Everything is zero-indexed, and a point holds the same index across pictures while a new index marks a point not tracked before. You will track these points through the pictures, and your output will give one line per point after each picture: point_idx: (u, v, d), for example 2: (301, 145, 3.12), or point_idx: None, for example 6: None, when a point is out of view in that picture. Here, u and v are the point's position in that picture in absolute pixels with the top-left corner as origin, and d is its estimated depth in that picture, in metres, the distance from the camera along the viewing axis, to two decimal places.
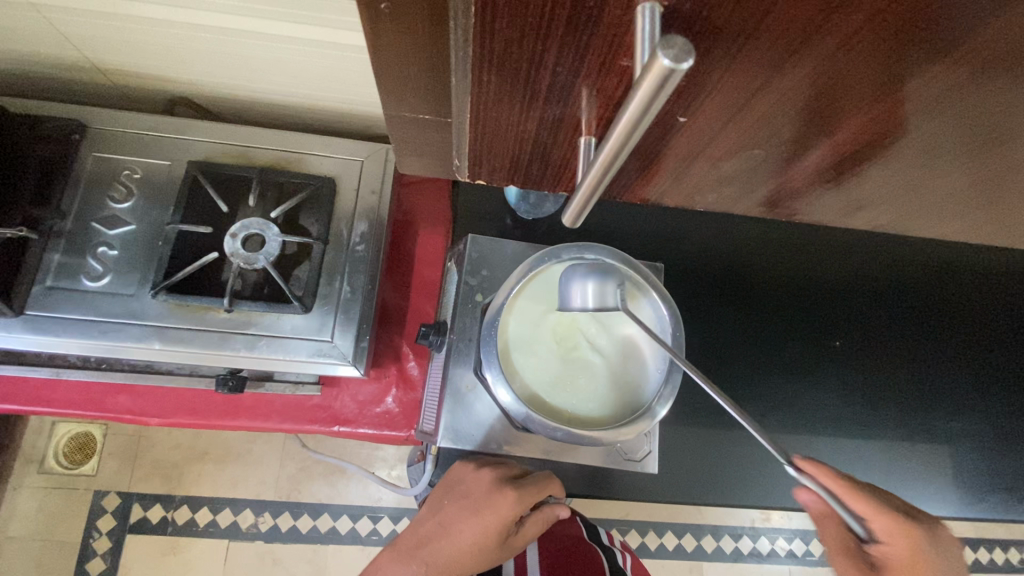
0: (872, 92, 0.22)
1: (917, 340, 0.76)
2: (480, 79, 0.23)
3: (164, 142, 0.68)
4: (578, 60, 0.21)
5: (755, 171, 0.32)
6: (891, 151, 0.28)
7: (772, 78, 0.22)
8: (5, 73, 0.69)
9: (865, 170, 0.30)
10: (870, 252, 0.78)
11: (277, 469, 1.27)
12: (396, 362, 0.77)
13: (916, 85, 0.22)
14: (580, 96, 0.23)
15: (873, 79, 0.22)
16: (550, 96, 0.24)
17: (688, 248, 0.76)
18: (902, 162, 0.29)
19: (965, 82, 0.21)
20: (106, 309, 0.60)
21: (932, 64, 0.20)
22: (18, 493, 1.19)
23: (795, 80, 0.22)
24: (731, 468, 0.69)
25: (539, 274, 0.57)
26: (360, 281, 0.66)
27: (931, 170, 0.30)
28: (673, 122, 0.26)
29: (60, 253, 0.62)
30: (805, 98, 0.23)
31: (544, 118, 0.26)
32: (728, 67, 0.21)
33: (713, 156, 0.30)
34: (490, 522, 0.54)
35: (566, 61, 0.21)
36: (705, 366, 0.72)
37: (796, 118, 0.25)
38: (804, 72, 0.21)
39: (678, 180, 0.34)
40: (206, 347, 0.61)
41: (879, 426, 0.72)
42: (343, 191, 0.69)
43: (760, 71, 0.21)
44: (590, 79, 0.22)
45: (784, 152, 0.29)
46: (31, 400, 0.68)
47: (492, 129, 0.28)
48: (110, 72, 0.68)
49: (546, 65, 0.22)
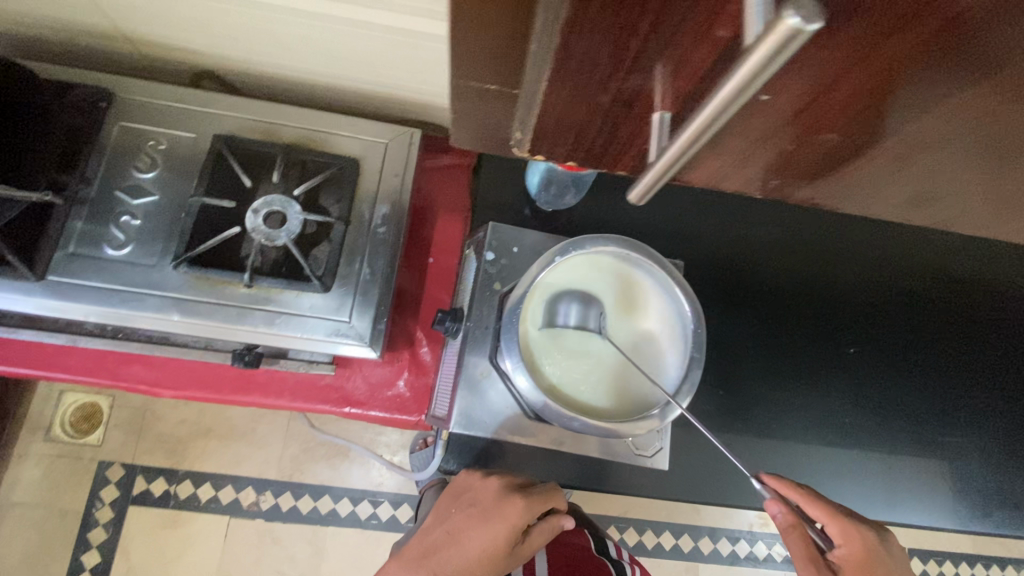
0: (961, 79, 0.22)
1: (933, 354, 0.75)
2: (564, 50, 0.22)
3: (190, 115, 0.67)
4: (670, 30, 0.20)
5: (812, 156, 0.32)
6: (951, 144, 0.28)
7: (861, 60, 0.22)
8: (35, 39, 0.69)
9: (917, 159, 0.30)
10: (888, 261, 0.78)
11: (280, 450, 1.28)
12: (409, 347, 0.77)
13: (1002, 77, 0.22)
14: (662, 68, 0.22)
15: (972, 62, 0.21)
16: (630, 67, 0.23)
17: (705, 247, 0.76)
18: (961, 156, 0.29)
19: None
20: (128, 278, 0.61)
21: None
22: (24, 460, 1.20)
23: (882, 64, 0.22)
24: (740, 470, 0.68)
25: (562, 264, 0.56)
26: (380, 264, 0.66)
27: (977, 169, 0.30)
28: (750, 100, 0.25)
29: (83, 220, 0.62)
30: (892, 82, 0.23)
31: (619, 93, 0.25)
32: (822, 48, 0.21)
33: (778, 137, 0.30)
34: (500, 530, 0.54)
35: (660, 32, 0.20)
36: (719, 365, 0.72)
37: (879, 101, 0.25)
38: (893, 55, 0.21)
39: (732, 160, 0.34)
40: (225, 321, 0.61)
41: (889, 437, 0.72)
42: (367, 173, 0.69)
43: (849, 51, 0.21)
44: (678, 49, 0.21)
45: (850, 137, 0.29)
46: (47, 365, 0.69)
47: (561, 104, 0.27)
48: (139, 43, 0.68)
49: (635, 34, 0.21)
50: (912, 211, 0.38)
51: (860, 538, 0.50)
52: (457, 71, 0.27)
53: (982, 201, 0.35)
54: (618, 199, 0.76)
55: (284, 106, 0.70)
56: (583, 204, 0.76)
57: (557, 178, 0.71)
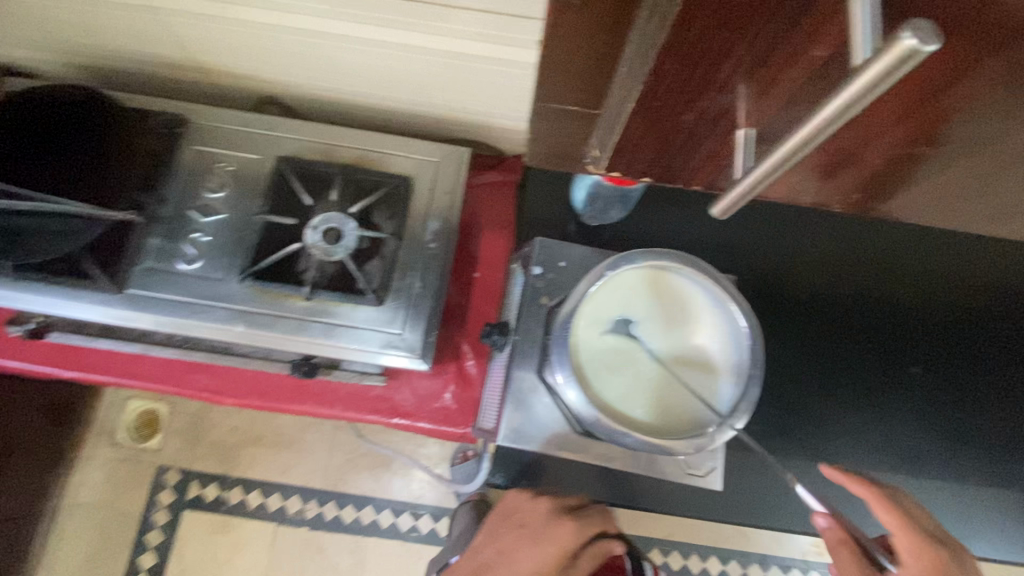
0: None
1: (1009, 374, 0.71)
2: (667, 66, 0.27)
3: (255, 138, 0.72)
4: (768, 46, 0.25)
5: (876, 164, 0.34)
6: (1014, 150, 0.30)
7: (932, 71, 0.25)
8: (121, 71, 0.76)
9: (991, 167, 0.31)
10: (955, 275, 0.75)
11: (325, 459, 1.31)
12: (455, 360, 0.78)
13: None
14: (745, 84, 0.28)
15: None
16: (721, 83, 0.28)
17: (754, 261, 0.74)
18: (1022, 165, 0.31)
19: None
20: (198, 291, 0.65)
21: None
22: (90, 463, 1.27)
23: (952, 76, 0.25)
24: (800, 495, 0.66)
25: (614, 277, 0.56)
26: (431, 278, 0.67)
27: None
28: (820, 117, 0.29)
29: (159, 237, 0.67)
30: (966, 87, 0.26)
31: (706, 111, 0.30)
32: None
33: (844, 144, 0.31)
34: (547, 552, 0.54)
35: (755, 51, 0.26)
36: (773, 383, 0.70)
37: (950, 106, 0.27)
38: (963, 66, 0.24)
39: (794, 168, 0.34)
40: (285, 332, 0.64)
41: (964, 464, 0.68)
42: (419, 191, 0.71)
43: (924, 66, 0.25)
44: (768, 65, 0.26)
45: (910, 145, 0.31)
46: (122, 373, 0.74)
47: (653, 121, 0.32)
48: (213, 72, 0.74)
49: (735, 53, 0.26)
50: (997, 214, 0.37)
51: (929, 558, 0.47)
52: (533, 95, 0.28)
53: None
54: (664, 214, 0.76)
55: (342, 128, 0.74)
56: (629, 218, 0.76)
57: (603, 194, 0.71)
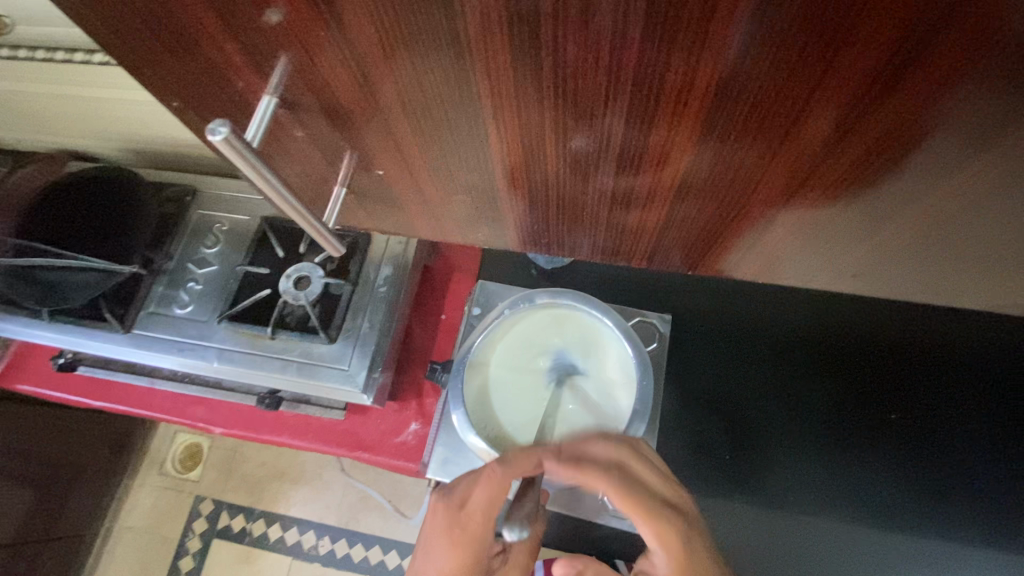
0: (909, 126, 0.27)
1: (1006, 434, 0.65)
2: (534, 87, 0.31)
3: (248, 202, 0.85)
4: (640, 79, 0.28)
5: (754, 201, 0.36)
6: (875, 196, 0.32)
7: (838, 117, 0.28)
8: (158, 153, 0.93)
9: (846, 208, 0.34)
10: (930, 314, 0.71)
11: (339, 497, 1.38)
12: (417, 398, 0.83)
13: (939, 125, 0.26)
14: (622, 110, 0.31)
15: (916, 120, 0.26)
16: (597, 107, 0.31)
17: (702, 303, 0.75)
18: (881, 215, 0.34)
19: (985, 133, 0.26)
20: (186, 332, 0.76)
21: (946, 116, 0.26)
22: (141, 489, 1.43)
23: (817, 121, 0.28)
24: (763, 550, 0.64)
25: (516, 316, 0.60)
26: (379, 318, 0.74)
27: (882, 230, 0.35)
28: (694, 144, 0.32)
29: (162, 285, 0.79)
30: (836, 129, 0.28)
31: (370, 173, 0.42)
32: (779, 100, 0.28)
33: (724, 172, 0.34)
34: None
35: (638, 86, 0.29)
36: (719, 426, 0.69)
37: (823, 144, 0.30)
38: (831, 110, 0.27)
39: (667, 195, 0.38)
40: (251, 366, 0.73)
41: (948, 521, 0.63)
42: (377, 241, 0.79)
43: (791, 103, 0.27)
44: (641, 92, 0.29)
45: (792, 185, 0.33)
46: (136, 403, 0.86)
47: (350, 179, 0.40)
48: (222, 149, 0.89)
49: (614, 86, 0.29)
50: (911, 278, 0.39)
51: None
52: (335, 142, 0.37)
53: (959, 268, 0.37)
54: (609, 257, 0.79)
55: None
56: (576, 261, 0.79)
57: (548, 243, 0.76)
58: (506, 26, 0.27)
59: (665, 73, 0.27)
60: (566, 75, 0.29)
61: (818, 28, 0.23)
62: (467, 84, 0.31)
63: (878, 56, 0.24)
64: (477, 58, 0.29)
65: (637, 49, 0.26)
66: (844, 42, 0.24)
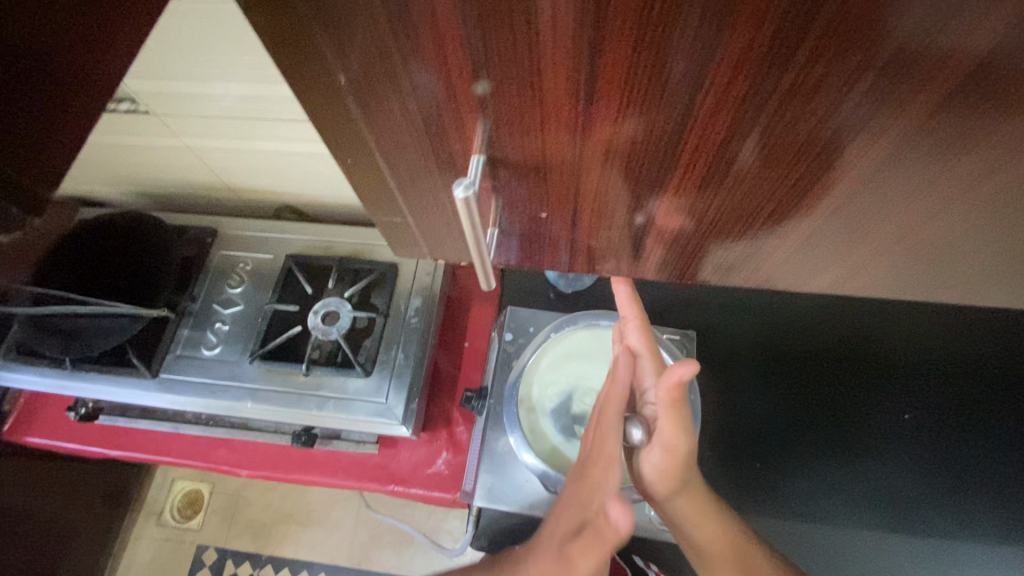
0: (891, 105, 0.25)
1: (1008, 428, 0.71)
2: (487, 108, 0.29)
3: (271, 241, 0.86)
4: (586, 89, 0.27)
5: (768, 203, 0.33)
6: (891, 181, 0.29)
7: (811, 106, 0.25)
8: (172, 197, 0.94)
9: (866, 203, 0.32)
10: (928, 321, 0.78)
11: (350, 535, 1.35)
12: (446, 427, 0.84)
13: (932, 98, 0.24)
14: (583, 119, 0.29)
15: (897, 96, 0.24)
16: (559, 118, 0.29)
17: (718, 320, 0.80)
18: (917, 207, 0.31)
19: (996, 97, 0.23)
20: (216, 373, 0.76)
21: (928, 89, 0.23)
22: (139, 542, 1.37)
23: (792, 110, 0.26)
24: (800, 554, 0.67)
25: (560, 340, 0.67)
26: (413, 349, 0.75)
27: (929, 222, 0.32)
28: (673, 143, 0.30)
29: (188, 327, 0.79)
30: (813, 116, 0.26)
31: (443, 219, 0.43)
32: (738, 93, 0.25)
33: (720, 173, 0.32)
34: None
35: (583, 95, 0.27)
36: (745, 437, 0.73)
37: (804, 135, 0.27)
38: (802, 97, 0.25)
39: (679, 204, 0.35)
40: (286, 405, 0.73)
41: (968, 513, 0.68)
42: (404, 274, 0.81)
43: (752, 95, 0.25)
44: (593, 99, 0.27)
45: (800, 179, 0.31)
46: (156, 450, 0.84)
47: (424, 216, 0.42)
48: (240, 190, 0.91)
49: (566, 98, 0.27)
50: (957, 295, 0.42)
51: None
52: (416, 184, 0.37)
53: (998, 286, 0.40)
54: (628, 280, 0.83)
55: (341, 227, 0.86)
56: (597, 285, 0.83)
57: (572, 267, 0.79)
58: (446, 53, 0.26)
59: (593, 81, 0.26)
60: (514, 89, 0.28)
61: (772, 71, 0.24)
62: (455, 146, 0.33)
63: (830, 30, 0.21)
64: (441, 108, 0.30)
65: (607, 101, 0.27)
66: (783, 24, 0.22)
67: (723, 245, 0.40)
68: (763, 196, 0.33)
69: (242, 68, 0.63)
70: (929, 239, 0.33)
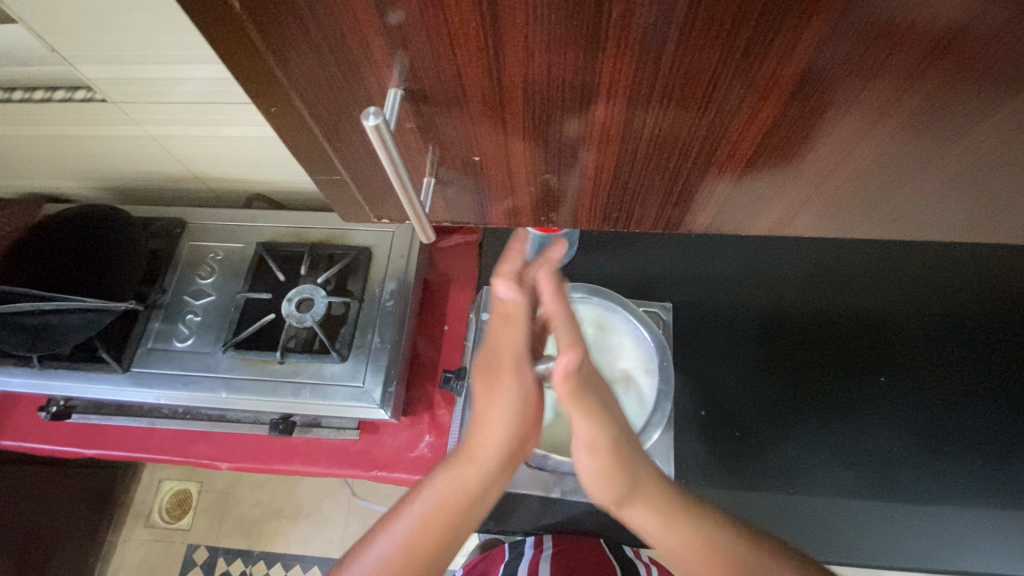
0: (785, 39, 0.26)
1: (975, 383, 0.73)
2: (408, 46, 0.29)
3: (242, 230, 0.84)
4: (497, 27, 0.27)
5: (690, 149, 0.35)
6: (802, 120, 0.31)
7: (713, 43, 0.27)
8: (139, 189, 0.92)
9: (781, 143, 0.33)
10: (895, 281, 0.79)
11: (342, 528, 1.34)
12: (428, 410, 0.83)
13: (817, 29, 0.25)
14: (496, 62, 0.29)
15: (791, 29, 0.25)
16: (476, 60, 0.29)
17: (695, 292, 0.80)
18: (831, 144, 0.32)
19: (882, 30, 0.25)
20: (190, 365, 0.74)
21: (819, 20, 0.25)
22: (128, 544, 1.36)
23: (696, 49, 0.27)
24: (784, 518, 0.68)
25: None
26: (389, 332, 0.75)
27: (848, 157, 0.33)
28: (590, 89, 0.30)
29: (159, 321, 0.78)
30: (715, 54, 0.27)
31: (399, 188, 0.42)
32: (644, 32, 0.26)
33: (638, 120, 0.33)
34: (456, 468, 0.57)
35: (494, 35, 0.27)
36: (724, 406, 0.74)
37: (710, 74, 0.28)
38: (702, 35, 0.26)
39: (606, 153, 0.36)
40: (261, 394, 0.72)
41: (945, 467, 0.69)
42: (378, 258, 0.80)
43: (658, 34, 0.26)
44: (502, 39, 0.28)
45: (714, 122, 0.32)
46: (133, 447, 0.82)
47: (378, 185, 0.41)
48: (208, 180, 0.89)
49: (479, 36, 0.28)
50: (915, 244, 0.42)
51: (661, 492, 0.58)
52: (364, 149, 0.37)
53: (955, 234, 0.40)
54: (604, 256, 0.83)
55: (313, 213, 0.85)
56: (573, 262, 0.82)
57: (548, 243, 0.78)
58: None
59: (504, 18, 0.26)
60: (430, 24, 0.27)
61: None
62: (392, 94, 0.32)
63: None
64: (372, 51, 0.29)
65: (523, 43, 0.28)
66: None
67: (671, 196, 0.40)
68: (691, 138, 0.34)
69: (196, 49, 0.61)
70: (870, 173, 0.34)
